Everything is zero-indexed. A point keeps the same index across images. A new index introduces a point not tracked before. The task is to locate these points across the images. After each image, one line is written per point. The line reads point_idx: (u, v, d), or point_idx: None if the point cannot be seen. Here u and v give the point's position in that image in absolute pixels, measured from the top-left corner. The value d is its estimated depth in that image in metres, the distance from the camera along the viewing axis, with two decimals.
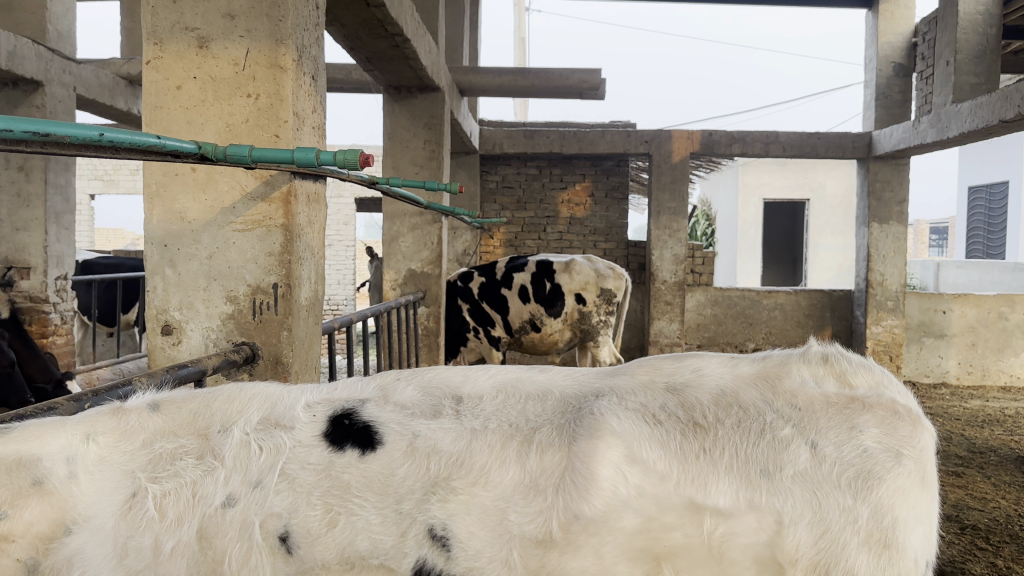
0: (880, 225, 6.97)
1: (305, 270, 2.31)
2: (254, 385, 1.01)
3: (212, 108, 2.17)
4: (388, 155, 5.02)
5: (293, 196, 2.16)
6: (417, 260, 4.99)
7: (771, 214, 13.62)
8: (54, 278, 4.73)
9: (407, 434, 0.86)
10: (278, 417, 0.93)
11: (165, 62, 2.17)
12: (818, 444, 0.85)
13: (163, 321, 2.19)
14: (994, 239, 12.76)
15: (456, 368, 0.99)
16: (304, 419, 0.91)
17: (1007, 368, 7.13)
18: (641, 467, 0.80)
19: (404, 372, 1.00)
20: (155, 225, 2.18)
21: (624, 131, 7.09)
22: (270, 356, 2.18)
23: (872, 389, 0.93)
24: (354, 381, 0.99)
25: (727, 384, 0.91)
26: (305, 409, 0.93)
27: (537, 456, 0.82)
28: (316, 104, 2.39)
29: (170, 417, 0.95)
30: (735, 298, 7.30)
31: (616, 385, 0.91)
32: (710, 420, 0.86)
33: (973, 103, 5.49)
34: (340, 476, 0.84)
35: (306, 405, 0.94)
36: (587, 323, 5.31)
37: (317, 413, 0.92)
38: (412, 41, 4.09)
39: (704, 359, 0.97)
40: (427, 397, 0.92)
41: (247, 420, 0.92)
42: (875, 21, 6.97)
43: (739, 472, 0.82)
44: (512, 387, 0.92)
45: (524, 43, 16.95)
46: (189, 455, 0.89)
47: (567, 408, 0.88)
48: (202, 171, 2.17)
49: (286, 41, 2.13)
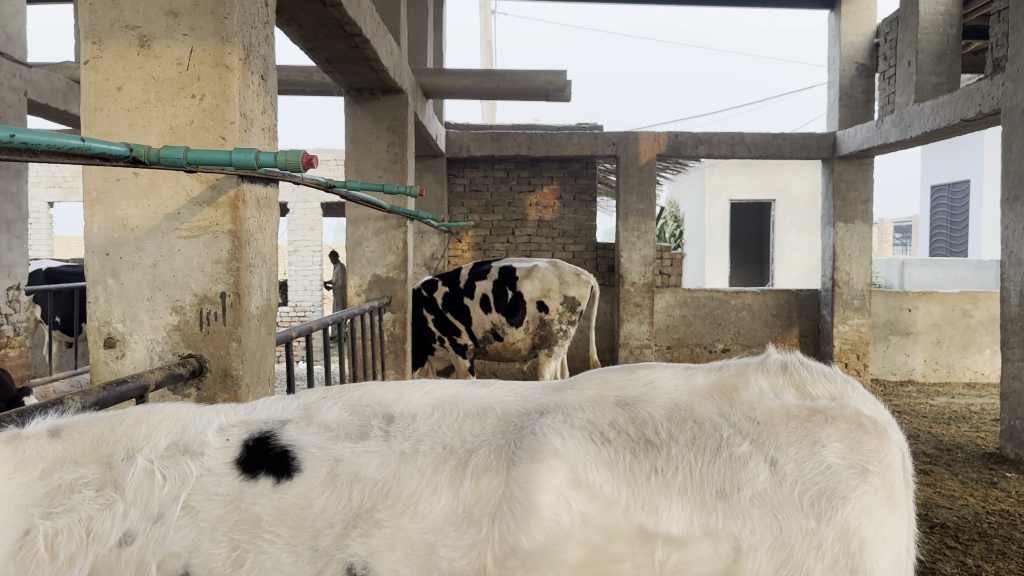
0: (846, 224, 6.99)
1: (255, 278, 2.21)
2: (168, 405, 0.92)
3: (155, 110, 2.08)
4: (350, 158, 4.92)
5: (240, 202, 2.08)
6: (382, 265, 4.91)
7: (739, 214, 13.70)
8: (7, 288, 4.60)
9: (329, 460, 0.79)
10: (188, 442, 0.84)
11: (105, 61, 2.07)
12: (777, 462, 0.79)
13: (106, 333, 2.09)
14: (957, 236, 12.99)
15: (389, 385, 0.91)
16: (217, 445, 0.83)
17: (971, 364, 7.23)
18: (583, 492, 0.74)
19: (335, 388, 0.92)
20: (95, 233, 2.09)
21: (591, 133, 7.03)
22: (218, 369, 2.08)
23: (835, 399, 0.87)
24: (274, 401, 0.91)
25: (680, 397, 0.86)
26: (219, 433, 0.85)
27: (472, 482, 0.76)
28: (265, 105, 2.29)
29: (72, 444, 0.86)
30: (704, 298, 7.30)
31: (562, 400, 0.85)
32: (661, 437, 0.80)
33: (935, 103, 5.53)
34: (250, 510, 0.77)
35: (219, 429, 0.86)
36: (547, 330, 5.22)
37: (231, 437, 0.84)
38: (372, 42, 4.01)
39: (656, 369, 0.92)
40: (354, 418, 0.84)
41: (154, 446, 0.84)
42: (837, 21, 6.99)
43: (690, 495, 0.76)
44: (449, 405, 0.86)
45: (490, 45, 16.83)
46: (88, 487, 0.81)
47: (507, 426, 0.81)
48: (144, 176, 2.07)
49: (232, 39, 2.05)
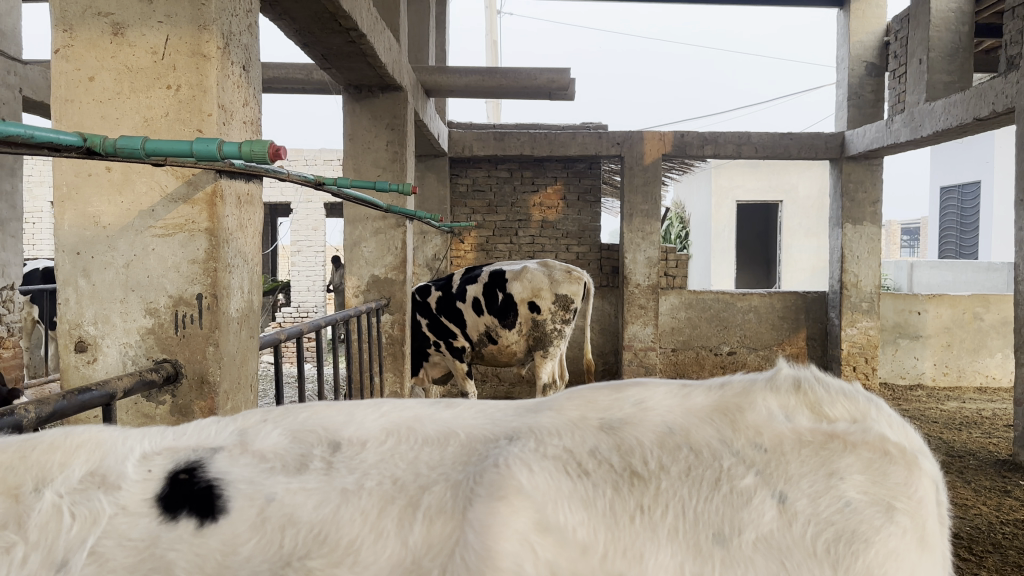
0: (855, 225, 6.85)
1: (235, 279, 2.10)
2: (89, 428, 0.81)
3: (129, 101, 1.97)
4: (348, 156, 4.81)
5: (218, 197, 1.97)
6: (380, 265, 4.79)
7: (745, 215, 13.59)
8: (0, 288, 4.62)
9: (259, 500, 0.68)
10: (106, 472, 0.73)
11: (76, 50, 1.96)
12: (787, 498, 0.68)
13: (77, 337, 1.98)
14: (967, 238, 12.83)
15: (340, 406, 0.79)
16: (136, 477, 0.72)
17: (982, 368, 7.11)
18: (554, 537, 0.63)
19: (278, 409, 0.81)
20: (67, 231, 1.98)
21: (596, 133, 6.91)
22: (194, 374, 1.96)
23: (855, 422, 0.76)
24: (208, 424, 0.80)
25: (674, 419, 0.74)
26: (139, 462, 0.74)
27: (422, 526, 0.64)
28: (248, 97, 2.18)
29: None
30: (709, 301, 7.17)
31: (537, 424, 0.73)
32: (651, 468, 0.69)
33: (946, 102, 5.39)
34: (163, 557, 0.66)
35: (140, 457, 0.75)
36: (541, 330, 5.12)
37: (153, 467, 0.73)
38: (369, 37, 3.89)
39: (648, 386, 0.80)
40: (295, 445, 0.73)
41: (67, 478, 0.72)
42: (846, 20, 6.85)
43: (684, 539, 0.66)
44: (405, 429, 0.74)
45: (496, 45, 16.72)
46: None
47: (470, 456, 0.70)
48: (118, 170, 1.96)
49: (209, 26, 1.93)
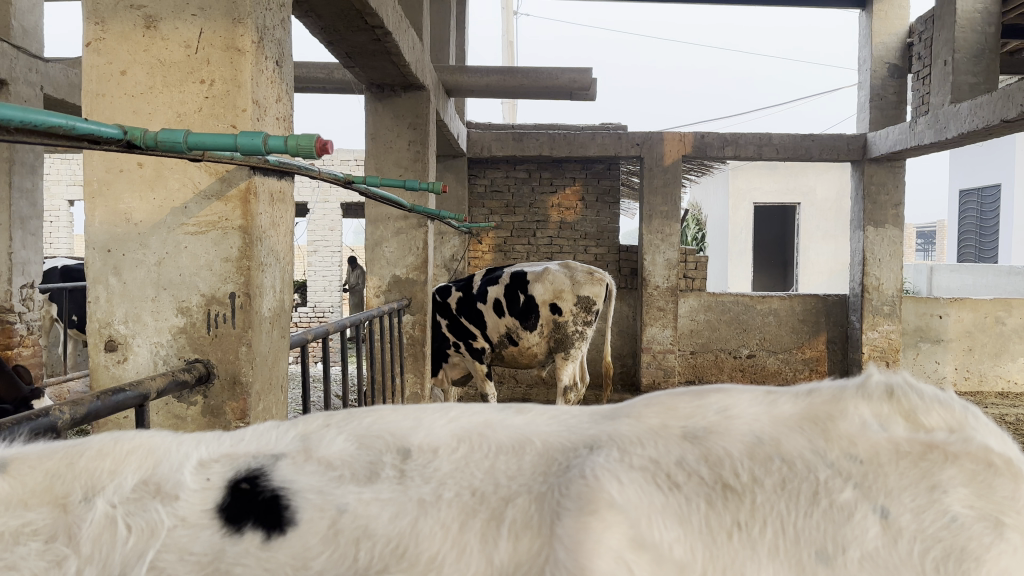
0: (877, 228, 6.77)
1: (267, 278, 2.07)
2: (139, 433, 0.78)
3: (162, 96, 1.94)
4: (370, 156, 4.78)
5: (252, 195, 1.94)
6: (402, 266, 4.76)
7: (762, 217, 13.52)
8: (20, 286, 4.63)
9: (331, 511, 0.65)
10: (160, 481, 0.70)
11: (108, 43, 1.94)
12: (889, 513, 0.65)
13: (107, 336, 1.96)
14: (987, 241, 12.71)
15: (405, 410, 0.76)
16: (195, 485, 0.70)
17: (1004, 373, 7.03)
18: (650, 554, 0.59)
19: (340, 414, 0.77)
20: (97, 228, 1.96)
21: (615, 133, 6.85)
22: (227, 375, 1.93)
23: (953, 431, 0.71)
24: (266, 429, 0.77)
25: (762, 428, 0.70)
26: (196, 471, 0.71)
27: (508, 542, 0.61)
28: (280, 92, 2.15)
29: (21, 482, 0.71)
30: (729, 303, 7.09)
31: (617, 432, 0.70)
32: (743, 481, 0.66)
33: (973, 103, 5.30)
34: (229, 572, 0.63)
35: (197, 465, 0.72)
36: (562, 332, 5.09)
37: (211, 476, 0.71)
38: (393, 35, 3.86)
39: (731, 392, 0.76)
40: (363, 452, 0.70)
41: (119, 487, 0.70)
42: (869, 20, 6.77)
43: (785, 557, 0.63)
44: (478, 436, 0.71)
45: (512, 45, 16.70)
46: (36, 537, 0.66)
47: (551, 466, 0.66)
48: (150, 166, 1.94)
49: (244, 19, 1.91)
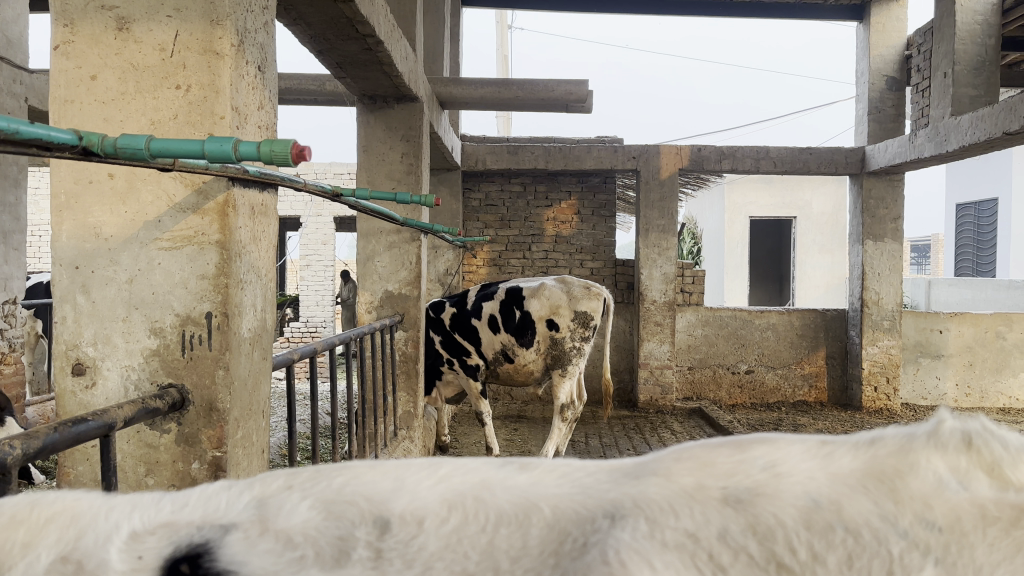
0: (875, 242, 6.67)
1: (247, 297, 1.94)
2: (63, 495, 0.65)
3: (134, 102, 1.82)
4: (361, 168, 4.66)
5: (231, 207, 1.81)
6: (394, 281, 4.62)
7: (758, 232, 13.45)
8: (2, 303, 4.49)
9: None
10: (81, 556, 0.58)
11: (77, 47, 1.82)
12: None
13: (74, 359, 1.82)
14: (984, 256, 12.65)
15: (382, 466, 0.63)
16: (122, 567, 0.57)
17: (1005, 389, 6.91)
18: None
19: (306, 470, 0.64)
20: (63, 243, 1.82)
21: (611, 147, 6.75)
22: (202, 401, 1.80)
23: None
24: (217, 489, 0.64)
25: (820, 490, 0.57)
26: (127, 544, 0.59)
27: None
28: (262, 99, 2.02)
29: None
30: (726, 317, 6.96)
31: (644, 494, 0.57)
32: (802, 560, 0.53)
33: (973, 115, 5.20)
34: None
35: (129, 535, 0.59)
36: (559, 348, 4.95)
37: (143, 552, 0.58)
38: (386, 44, 3.74)
39: (778, 443, 0.63)
40: (331, 524, 0.57)
41: (31, 566, 0.57)
42: (866, 33, 6.69)
43: None
44: (472, 501, 0.58)
45: (507, 60, 16.65)
46: None
47: (563, 545, 0.53)
48: (121, 178, 1.81)
49: (222, 21, 1.78)
